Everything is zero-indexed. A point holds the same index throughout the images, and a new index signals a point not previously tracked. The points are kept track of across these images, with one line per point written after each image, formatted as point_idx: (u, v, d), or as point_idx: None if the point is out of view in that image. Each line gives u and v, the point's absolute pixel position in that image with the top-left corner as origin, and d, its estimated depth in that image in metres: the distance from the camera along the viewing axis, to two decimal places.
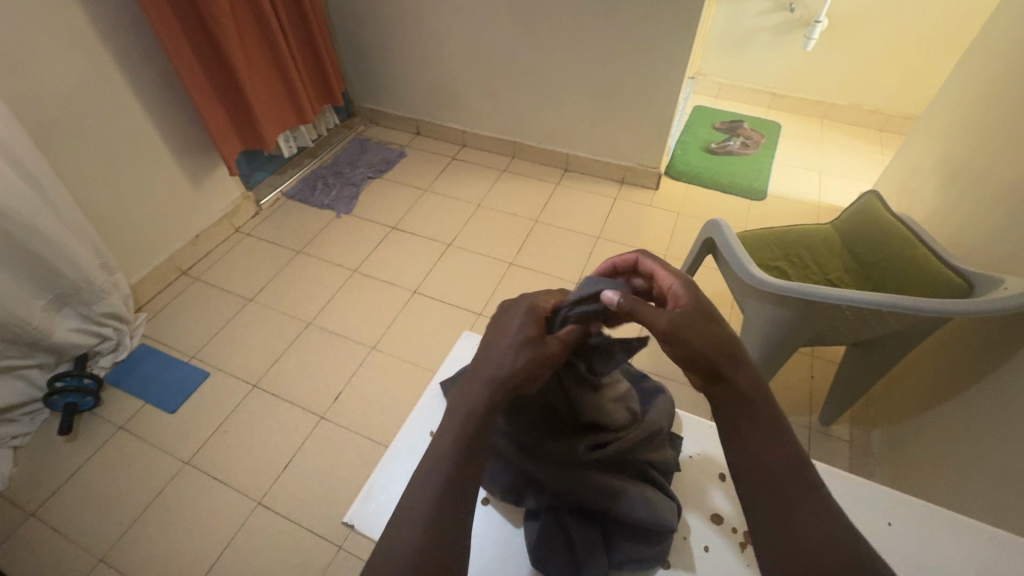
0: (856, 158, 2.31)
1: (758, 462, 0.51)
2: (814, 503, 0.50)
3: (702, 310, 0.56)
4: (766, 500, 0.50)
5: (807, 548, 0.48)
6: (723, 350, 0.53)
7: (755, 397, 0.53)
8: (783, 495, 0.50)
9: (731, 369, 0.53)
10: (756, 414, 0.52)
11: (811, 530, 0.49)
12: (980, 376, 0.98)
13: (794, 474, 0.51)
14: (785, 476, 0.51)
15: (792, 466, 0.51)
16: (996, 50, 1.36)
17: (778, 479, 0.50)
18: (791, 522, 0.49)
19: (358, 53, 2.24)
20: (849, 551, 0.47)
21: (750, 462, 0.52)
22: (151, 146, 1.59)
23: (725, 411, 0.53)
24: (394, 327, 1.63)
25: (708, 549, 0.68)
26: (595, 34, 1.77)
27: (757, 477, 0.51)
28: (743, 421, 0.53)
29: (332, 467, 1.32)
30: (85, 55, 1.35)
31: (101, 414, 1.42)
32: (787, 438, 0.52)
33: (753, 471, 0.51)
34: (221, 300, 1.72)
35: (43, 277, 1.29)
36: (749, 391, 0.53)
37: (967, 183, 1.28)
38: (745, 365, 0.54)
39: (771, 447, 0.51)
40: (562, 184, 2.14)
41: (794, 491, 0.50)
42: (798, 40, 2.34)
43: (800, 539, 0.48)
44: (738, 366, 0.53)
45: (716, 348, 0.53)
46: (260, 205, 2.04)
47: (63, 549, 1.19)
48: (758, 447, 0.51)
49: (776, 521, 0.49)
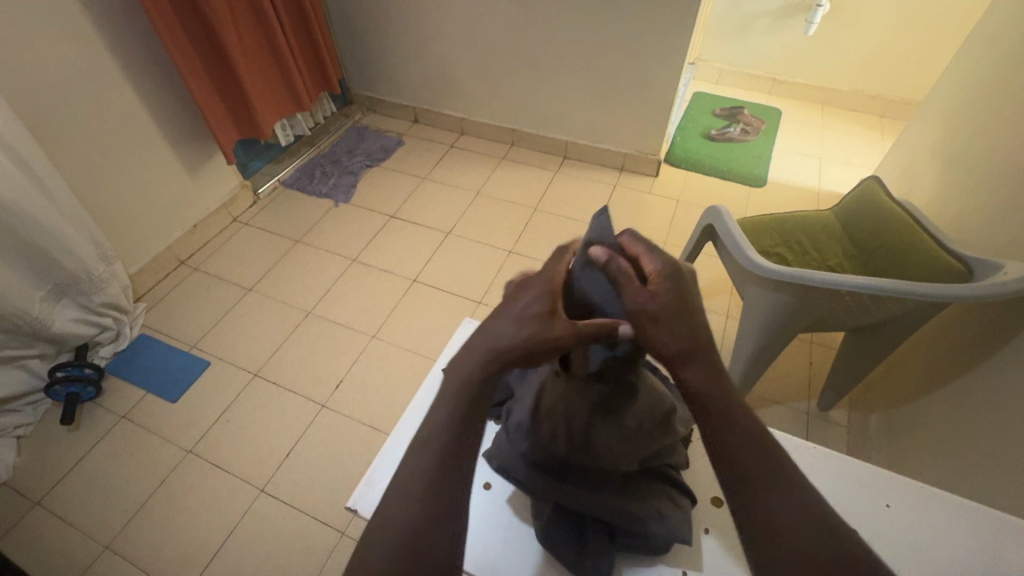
0: (857, 144, 2.30)
1: (727, 445, 0.47)
2: (789, 486, 0.46)
3: (677, 297, 0.51)
4: (735, 486, 0.46)
5: (783, 534, 0.44)
6: (686, 348, 0.49)
7: (719, 389, 0.48)
8: (750, 478, 0.46)
9: (685, 366, 0.49)
10: (714, 398, 0.48)
11: (785, 513, 0.45)
12: (979, 361, 0.98)
13: (762, 456, 0.46)
14: (751, 457, 0.46)
15: (763, 448, 0.47)
16: (999, 33, 1.34)
17: (750, 462, 0.46)
18: (763, 504, 0.45)
19: (355, 39, 2.21)
20: (826, 532, 0.44)
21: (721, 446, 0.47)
22: (148, 135, 1.58)
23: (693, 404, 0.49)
24: (394, 316, 1.63)
25: (709, 531, 0.69)
26: (595, 20, 1.75)
27: (725, 461, 0.47)
28: (702, 399, 0.48)
29: (335, 455, 1.33)
30: (78, 41, 1.33)
31: (103, 404, 1.42)
32: (749, 416, 0.48)
33: (720, 454, 0.47)
34: (221, 290, 1.71)
35: (41, 267, 1.29)
36: (706, 377, 0.48)
37: (967, 168, 1.27)
38: (706, 363, 0.49)
39: (737, 427, 0.47)
40: (561, 172, 2.13)
41: (764, 472, 0.46)
42: (800, 24, 2.31)
43: (771, 524, 0.44)
44: (693, 365, 0.49)
45: (675, 343, 0.49)
46: (257, 194, 2.03)
47: (70, 537, 1.20)
48: (721, 427, 0.47)
49: (748, 507, 0.46)
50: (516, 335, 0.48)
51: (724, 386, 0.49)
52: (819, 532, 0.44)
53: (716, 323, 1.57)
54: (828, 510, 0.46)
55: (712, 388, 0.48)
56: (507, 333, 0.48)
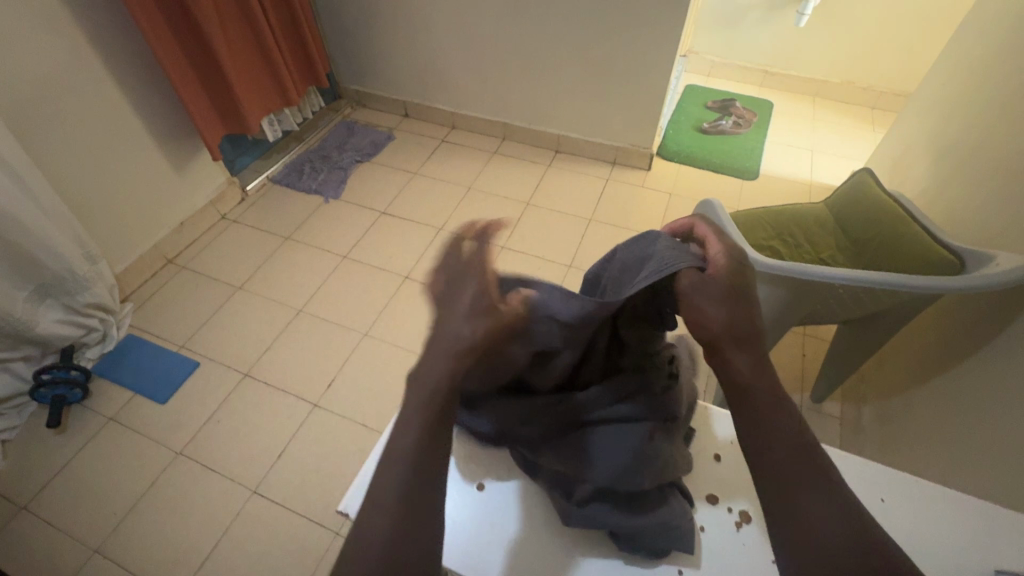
0: (848, 136, 2.30)
1: (764, 442, 0.48)
2: (825, 488, 0.46)
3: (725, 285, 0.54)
4: (773, 482, 0.47)
5: (819, 530, 0.44)
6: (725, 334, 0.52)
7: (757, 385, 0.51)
8: (789, 476, 0.46)
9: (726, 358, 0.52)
10: (757, 400, 0.50)
11: (823, 515, 0.45)
12: (970, 352, 0.99)
13: (801, 457, 0.48)
14: (791, 459, 0.47)
15: (797, 448, 0.48)
16: (991, 23, 1.34)
17: (783, 459, 0.47)
18: (802, 500, 0.45)
19: (343, 33, 2.17)
20: (860, 537, 0.44)
21: (757, 443, 0.49)
22: (132, 131, 1.55)
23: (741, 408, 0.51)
24: (385, 314, 1.61)
25: (705, 530, 0.69)
26: (586, 11, 1.73)
27: (764, 460, 0.48)
28: (748, 402, 0.50)
29: (327, 455, 1.32)
30: (58, 35, 1.30)
31: (90, 406, 1.40)
32: (794, 424, 0.50)
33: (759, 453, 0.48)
34: (210, 288, 1.69)
35: (24, 269, 1.26)
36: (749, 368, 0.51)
37: (959, 160, 1.27)
38: (749, 354, 0.51)
39: (777, 431, 0.49)
40: (553, 166, 2.12)
41: (803, 475, 0.46)
42: (792, 16, 2.31)
43: (805, 524, 0.44)
44: (741, 350, 0.51)
45: (724, 321, 0.52)
46: (246, 191, 2.00)
47: (57, 542, 1.18)
48: (767, 428, 0.49)
49: (783, 503, 0.46)
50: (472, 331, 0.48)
51: (774, 397, 0.51)
52: (856, 536, 0.44)
53: None
54: (868, 519, 0.46)
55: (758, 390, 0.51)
56: (465, 328, 0.48)
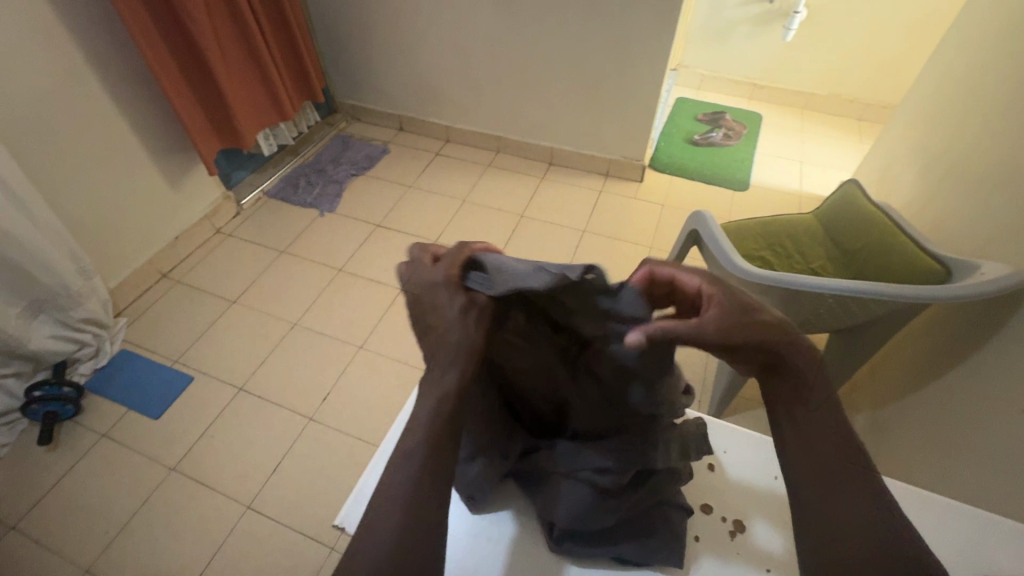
0: (836, 147, 2.34)
1: (801, 434, 0.44)
2: (862, 486, 0.42)
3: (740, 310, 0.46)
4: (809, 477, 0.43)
5: (853, 531, 0.41)
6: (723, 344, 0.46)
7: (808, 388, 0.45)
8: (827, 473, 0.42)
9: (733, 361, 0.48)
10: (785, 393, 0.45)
11: (845, 509, 0.41)
12: (960, 360, 1.00)
13: (838, 452, 0.43)
14: (830, 455, 0.43)
15: (836, 443, 0.44)
16: (972, 38, 1.37)
17: (820, 455, 0.43)
18: (838, 501, 0.42)
19: (338, 48, 2.20)
20: (894, 540, 0.40)
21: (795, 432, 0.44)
22: (127, 147, 1.56)
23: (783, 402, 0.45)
24: (381, 326, 1.62)
25: (699, 539, 0.65)
26: (578, 27, 1.76)
27: (794, 452, 0.44)
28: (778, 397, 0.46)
29: (322, 469, 1.31)
30: (53, 52, 1.31)
31: (83, 422, 1.39)
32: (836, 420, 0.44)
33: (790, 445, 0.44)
34: (205, 302, 1.69)
35: (17, 284, 1.26)
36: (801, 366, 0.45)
37: (944, 171, 1.30)
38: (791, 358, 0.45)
39: (815, 421, 0.44)
40: (547, 178, 2.14)
41: (840, 473, 0.42)
42: (779, 30, 2.35)
43: (829, 523, 0.41)
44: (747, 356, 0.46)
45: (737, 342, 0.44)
46: (241, 205, 2.01)
47: (48, 561, 1.17)
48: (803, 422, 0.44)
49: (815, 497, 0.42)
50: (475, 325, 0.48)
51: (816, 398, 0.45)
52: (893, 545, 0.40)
53: None
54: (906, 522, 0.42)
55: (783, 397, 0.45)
56: (455, 324, 0.48)
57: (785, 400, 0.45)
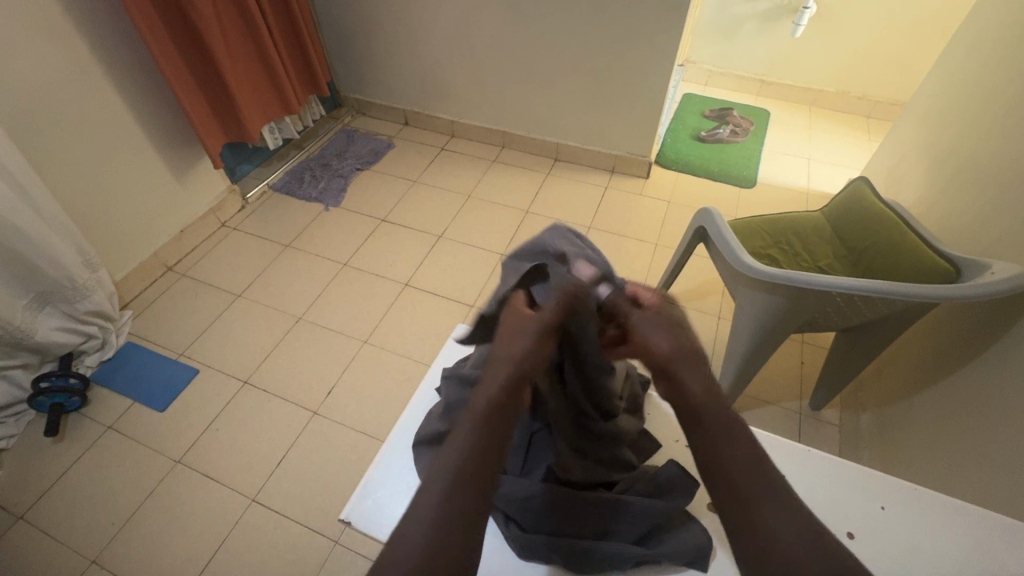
0: (843, 144, 2.32)
1: (716, 460, 0.52)
2: (782, 501, 0.50)
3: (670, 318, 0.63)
4: (728, 498, 0.51)
5: (779, 540, 0.47)
6: (681, 354, 0.59)
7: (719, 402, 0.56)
8: (742, 492, 0.50)
9: (682, 380, 0.57)
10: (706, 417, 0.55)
11: (776, 526, 0.48)
12: (967, 360, 1.00)
13: (755, 475, 0.51)
14: (743, 478, 0.51)
15: (751, 464, 0.52)
16: (983, 35, 1.36)
17: (740, 478, 0.51)
18: (759, 515, 0.49)
19: (343, 42, 2.19)
20: (818, 545, 0.47)
21: (710, 458, 0.53)
22: (134, 140, 1.56)
23: (702, 429, 0.54)
24: (386, 321, 1.62)
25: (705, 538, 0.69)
26: (585, 23, 1.75)
27: (721, 478, 0.52)
28: (704, 415, 0.55)
29: (326, 462, 1.31)
30: (58, 42, 1.30)
31: (89, 414, 1.40)
32: (754, 445, 0.53)
33: (716, 472, 0.52)
34: (209, 296, 1.69)
35: (25, 276, 1.26)
36: (703, 393, 0.56)
37: (954, 169, 1.28)
38: (701, 377, 0.57)
39: (733, 446, 0.53)
40: (552, 174, 2.13)
41: (757, 490, 0.50)
42: (787, 27, 2.33)
43: (765, 537, 0.48)
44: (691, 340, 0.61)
45: (669, 349, 0.59)
46: (246, 199, 2.01)
47: (54, 551, 1.17)
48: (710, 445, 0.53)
49: (736, 517, 0.50)
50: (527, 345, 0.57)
51: (725, 411, 0.55)
52: (819, 554, 0.46)
53: (709, 324, 1.58)
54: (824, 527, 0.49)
55: (711, 405, 0.55)
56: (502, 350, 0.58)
57: (700, 432, 0.54)
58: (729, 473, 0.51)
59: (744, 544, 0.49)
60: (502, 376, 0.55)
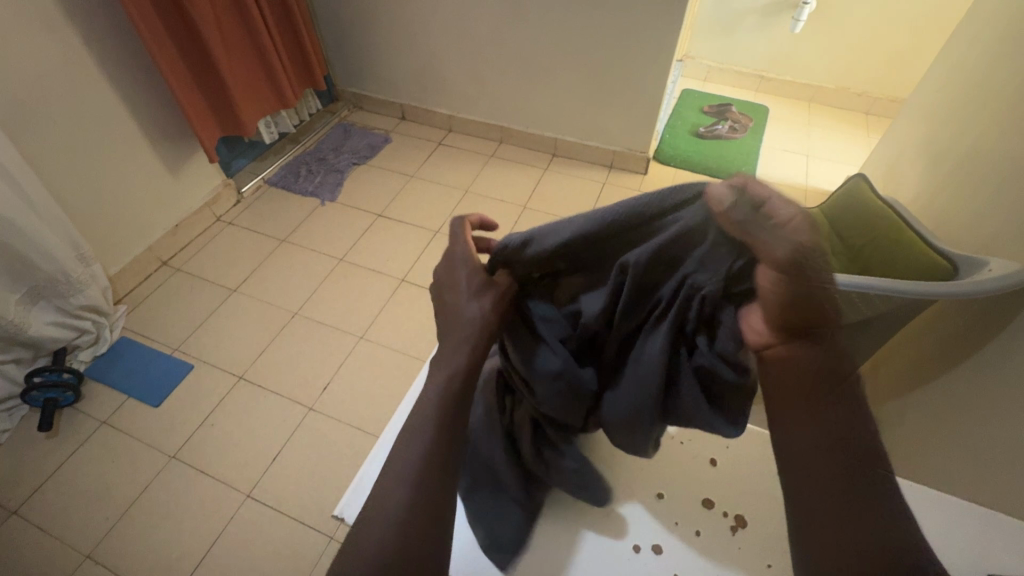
0: (842, 141, 2.32)
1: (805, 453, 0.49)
2: (867, 507, 0.47)
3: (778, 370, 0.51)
4: (806, 492, 0.49)
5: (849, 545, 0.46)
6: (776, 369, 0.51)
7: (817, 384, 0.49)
8: (833, 497, 0.47)
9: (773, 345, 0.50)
10: (807, 410, 0.49)
11: (853, 532, 0.47)
12: (958, 358, 0.99)
13: (850, 477, 0.47)
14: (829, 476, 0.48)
15: (847, 463, 0.48)
16: (983, 31, 1.35)
17: (826, 474, 0.48)
18: (831, 518, 0.48)
19: (341, 36, 2.18)
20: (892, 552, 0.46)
21: (800, 448, 0.49)
22: (127, 132, 1.54)
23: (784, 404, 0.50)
24: (382, 317, 1.61)
25: (700, 533, 0.79)
26: (584, 17, 1.74)
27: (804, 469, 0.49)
28: (794, 400, 0.50)
29: (321, 459, 1.31)
30: (50, 32, 1.28)
31: (83, 409, 1.39)
32: (857, 437, 0.48)
33: (801, 463, 0.49)
34: (204, 290, 1.68)
35: (17, 271, 1.25)
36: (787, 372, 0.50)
37: (953, 166, 1.28)
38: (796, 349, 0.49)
39: (828, 447, 0.48)
40: (550, 170, 2.12)
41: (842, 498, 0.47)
42: (786, 22, 2.32)
43: (835, 540, 0.47)
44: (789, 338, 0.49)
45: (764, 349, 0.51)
46: (242, 193, 2.00)
47: (49, 546, 1.17)
48: (781, 424, 0.51)
49: (814, 514, 0.48)
50: (482, 311, 0.59)
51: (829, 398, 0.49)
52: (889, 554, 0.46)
53: None
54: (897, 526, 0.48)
55: (809, 390, 0.49)
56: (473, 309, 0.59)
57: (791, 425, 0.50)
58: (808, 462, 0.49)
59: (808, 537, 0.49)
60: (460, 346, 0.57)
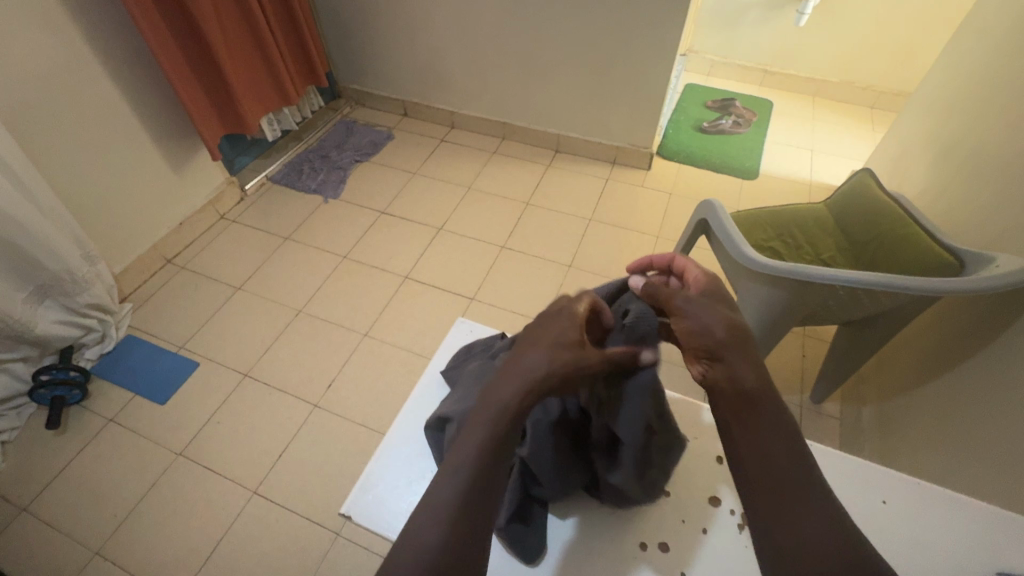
0: (847, 135, 2.31)
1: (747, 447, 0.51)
2: (817, 501, 0.48)
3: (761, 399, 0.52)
4: (756, 488, 0.50)
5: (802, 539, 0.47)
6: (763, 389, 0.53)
7: (759, 393, 0.52)
8: (785, 490, 0.49)
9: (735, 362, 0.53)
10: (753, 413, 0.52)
11: (808, 527, 0.47)
12: (970, 353, 0.99)
13: (796, 471, 0.50)
14: (779, 471, 0.49)
15: (794, 457, 0.50)
16: (990, 23, 1.34)
17: (780, 471, 0.49)
18: (782, 513, 0.48)
19: (342, 32, 2.17)
20: (848, 545, 0.46)
21: (744, 446, 0.51)
22: (131, 130, 1.54)
23: (724, 401, 0.53)
24: (386, 314, 1.61)
25: (706, 531, 0.71)
26: (587, 11, 1.73)
27: (751, 466, 0.51)
28: (749, 403, 0.52)
29: (326, 455, 1.32)
30: (52, 31, 1.28)
31: (90, 407, 1.40)
32: (796, 435, 0.51)
33: (748, 460, 0.51)
34: (209, 288, 1.69)
35: (24, 270, 1.26)
36: (753, 384, 0.53)
37: (959, 160, 1.27)
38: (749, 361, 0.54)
39: (776, 442, 0.50)
40: (553, 166, 2.11)
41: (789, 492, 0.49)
42: (791, 16, 2.30)
43: (796, 536, 0.47)
44: (741, 355, 0.54)
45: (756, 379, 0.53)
46: (245, 190, 2.00)
47: (58, 543, 1.18)
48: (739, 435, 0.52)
49: (765, 510, 0.49)
50: (550, 360, 0.53)
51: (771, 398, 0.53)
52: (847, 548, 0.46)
53: None
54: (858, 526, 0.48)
55: (763, 395, 0.53)
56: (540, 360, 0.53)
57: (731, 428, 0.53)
58: (748, 453, 0.51)
59: (763, 537, 0.48)
60: (519, 385, 0.51)
